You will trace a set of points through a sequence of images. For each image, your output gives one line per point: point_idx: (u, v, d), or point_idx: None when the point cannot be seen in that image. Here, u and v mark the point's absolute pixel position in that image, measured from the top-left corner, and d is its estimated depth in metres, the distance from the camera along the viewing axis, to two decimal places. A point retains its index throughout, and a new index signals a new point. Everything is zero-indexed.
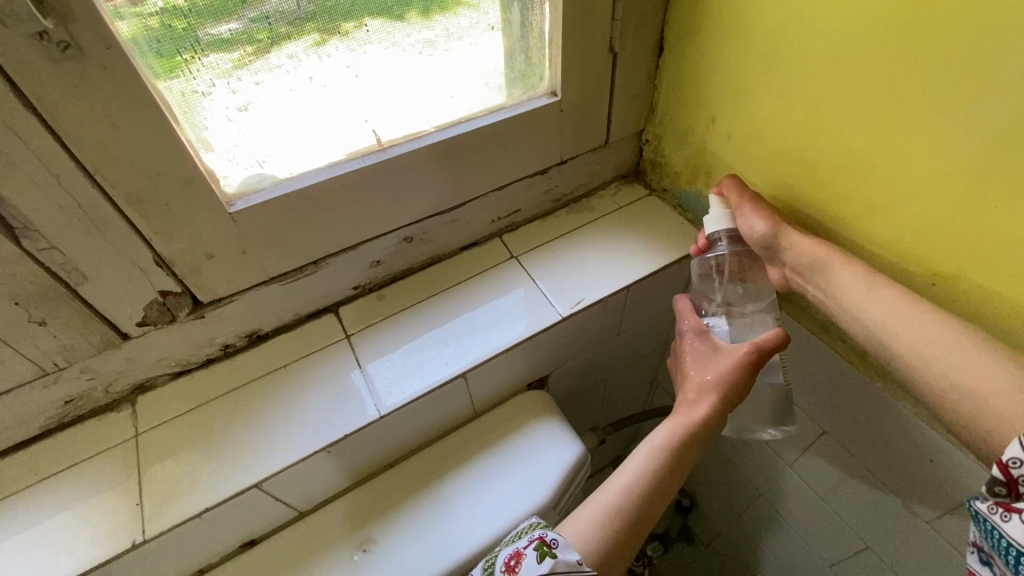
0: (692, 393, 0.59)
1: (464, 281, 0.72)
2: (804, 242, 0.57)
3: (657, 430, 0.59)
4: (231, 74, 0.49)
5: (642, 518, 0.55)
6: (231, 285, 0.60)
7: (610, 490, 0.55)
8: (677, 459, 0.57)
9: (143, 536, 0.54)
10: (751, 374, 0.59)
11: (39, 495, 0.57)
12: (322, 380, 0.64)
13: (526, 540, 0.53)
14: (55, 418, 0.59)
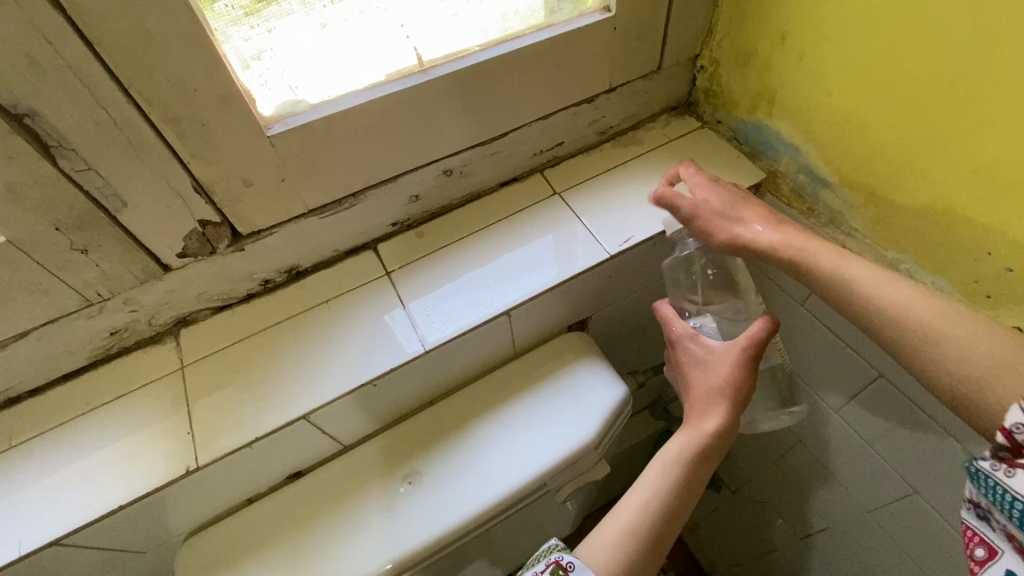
0: (701, 403, 0.58)
1: (505, 218, 0.69)
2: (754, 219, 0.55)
3: (667, 445, 0.57)
4: (256, 19, 0.47)
5: (662, 532, 0.53)
6: (270, 216, 0.58)
7: (621, 514, 0.54)
8: (693, 467, 0.55)
9: (197, 463, 0.55)
10: (754, 367, 0.59)
11: (92, 423, 0.57)
12: (363, 316, 0.63)
13: (542, 564, 0.50)
14: (101, 349, 0.59)
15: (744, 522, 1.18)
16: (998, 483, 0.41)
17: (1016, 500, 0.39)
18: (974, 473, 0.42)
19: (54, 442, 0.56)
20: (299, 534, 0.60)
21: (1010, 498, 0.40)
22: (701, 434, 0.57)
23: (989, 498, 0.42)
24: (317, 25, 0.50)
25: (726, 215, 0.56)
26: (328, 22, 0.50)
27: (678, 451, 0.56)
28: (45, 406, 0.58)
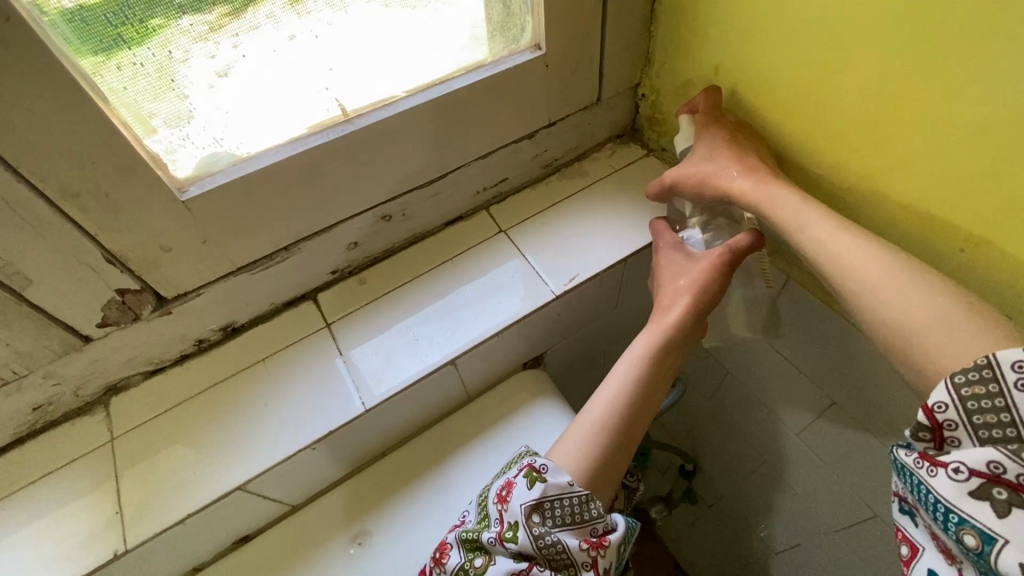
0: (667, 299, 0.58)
1: (449, 259, 0.67)
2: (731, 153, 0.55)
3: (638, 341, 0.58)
4: (169, 89, 0.45)
5: (629, 429, 0.54)
6: (196, 278, 0.55)
7: (591, 410, 0.55)
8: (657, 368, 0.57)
9: (126, 546, 0.52)
10: (727, 275, 0.57)
11: (15, 506, 0.54)
12: (304, 372, 0.61)
13: (516, 469, 0.52)
14: (25, 425, 0.56)
15: (724, 536, 1.17)
16: (920, 480, 0.39)
17: (939, 502, 0.38)
18: (900, 469, 0.41)
19: None
20: None
21: (933, 498, 0.38)
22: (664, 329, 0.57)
23: (914, 494, 0.40)
24: (267, 66, 0.48)
25: (715, 155, 0.55)
26: (271, 75, 0.49)
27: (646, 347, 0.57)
28: None
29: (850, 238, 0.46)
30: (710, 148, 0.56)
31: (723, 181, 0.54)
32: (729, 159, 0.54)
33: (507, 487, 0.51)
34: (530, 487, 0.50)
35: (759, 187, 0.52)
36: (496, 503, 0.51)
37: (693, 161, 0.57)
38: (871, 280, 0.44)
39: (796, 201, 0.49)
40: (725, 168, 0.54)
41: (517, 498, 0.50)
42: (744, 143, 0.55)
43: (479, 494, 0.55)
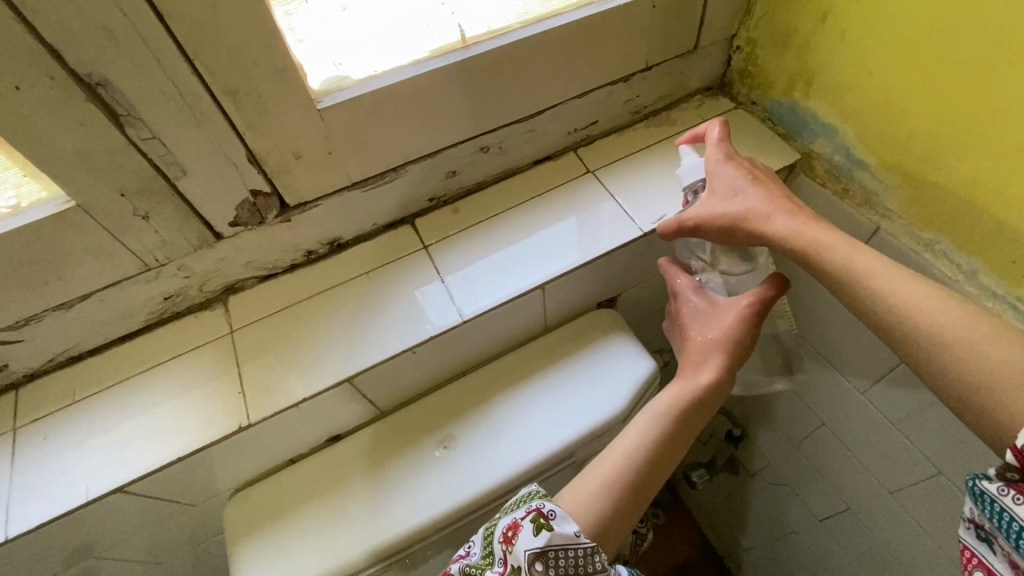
0: (697, 355, 0.60)
1: (539, 195, 0.70)
2: (753, 200, 0.53)
3: (661, 394, 0.59)
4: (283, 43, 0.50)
5: (644, 477, 0.55)
6: (316, 189, 0.60)
7: (604, 463, 0.56)
8: (683, 418, 0.57)
9: (249, 421, 0.58)
10: (757, 325, 0.59)
11: (147, 382, 0.60)
12: (403, 286, 0.65)
13: (523, 511, 0.52)
14: (156, 313, 0.62)
15: (766, 506, 1.18)
16: (999, 505, 0.41)
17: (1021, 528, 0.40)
18: (978, 495, 0.43)
19: (111, 399, 0.59)
20: (344, 490, 0.64)
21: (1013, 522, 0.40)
22: (694, 385, 0.59)
23: (992, 522, 0.42)
24: None
25: (737, 202, 0.54)
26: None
27: (666, 401, 0.58)
28: (103, 365, 0.62)
29: (896, 290, 0.46)
30: (727, 196, 0.55)
31: (748, 232, 0.53)
32: (754, 210, 0.53)
33: (513, 529, 0.51)
34: (535, 533, 0.50)
35: (794, 237, 0.51)
36: (502, 542, 0.51)
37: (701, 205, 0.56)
38: (942, 333, 0.44)
39: (833, 250, 0.49)
40: (749, 218, 0.53)
41: (521, 543, 0.49)
42: (763, 185, 0.54)
43: (483, 525, 0.54)
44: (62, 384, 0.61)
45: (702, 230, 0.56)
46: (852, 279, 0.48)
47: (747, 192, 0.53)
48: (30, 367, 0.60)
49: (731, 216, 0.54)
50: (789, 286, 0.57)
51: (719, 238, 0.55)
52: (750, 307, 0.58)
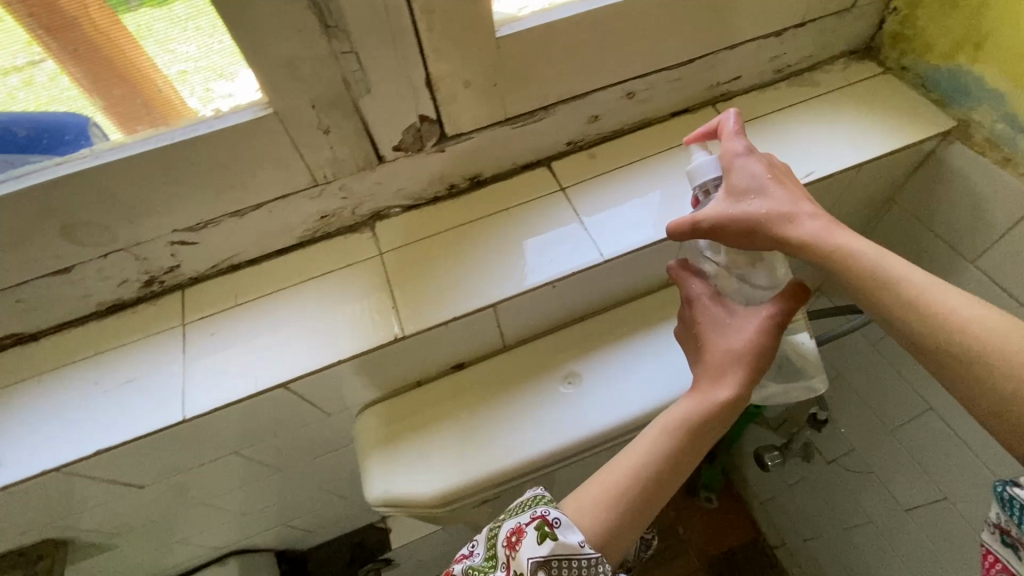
0: (715, 369, 0.56)
1: (675, 147, 0.71)
2: (771, 204, 0.50)
3: (675, 406, 0.56)
4: None
5: (651, 490, 0.54)
6: (475, 120, 0.62)
7: (610, 475, 0.54)
8: (700, 433, 0.54)
9: (403, 332, 0.61)
10: (778, 333, 0.55)
11: (302, 293, 0.64)
12: (542, 224, 0.67)
13: (528, 516, 0.52)
14: (310, 230, 0.66)
15: (840, 492, 1.18)
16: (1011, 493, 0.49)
17: None
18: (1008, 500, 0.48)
19: (268, 305, 0.64)
20: (472, 411, 0.67)
21: None
22: (708, 400, 0.55)
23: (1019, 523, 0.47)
24: None
25: (759, 203, 0.51)
26: None
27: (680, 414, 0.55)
28: (261, 275, 0.66)
29: (925, 301, 0.46)
30: (747, 196, 0.51)
31: (768, 236, 0.51)
32: (776, 212, 0.50)
33: (516, 534, 0.51)
34: (539, 541, 0.49)
35: (817, 241, 0.48)
36: (506, 547, 0.51)
37: (717, 206, 0.52)
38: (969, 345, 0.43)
39: (858, 257, 0.48)
40: (771, 221, 0.50)
41: (525, 550, 0.49)
42: (782, 185, 0.51)
43: (488, 525, 0.55)
44: (222, 289, 0.65)
45: (718, 232, 0.52)
46: (883, 290, 0.47)
47: (769, 193, 0.51)
48: (197, 271, 0.65)
49: (750, 219, 0.50)
50: (810, 293, 0.55)
51: (737, 241, 0.52)
52: (771, 316, 0.55)
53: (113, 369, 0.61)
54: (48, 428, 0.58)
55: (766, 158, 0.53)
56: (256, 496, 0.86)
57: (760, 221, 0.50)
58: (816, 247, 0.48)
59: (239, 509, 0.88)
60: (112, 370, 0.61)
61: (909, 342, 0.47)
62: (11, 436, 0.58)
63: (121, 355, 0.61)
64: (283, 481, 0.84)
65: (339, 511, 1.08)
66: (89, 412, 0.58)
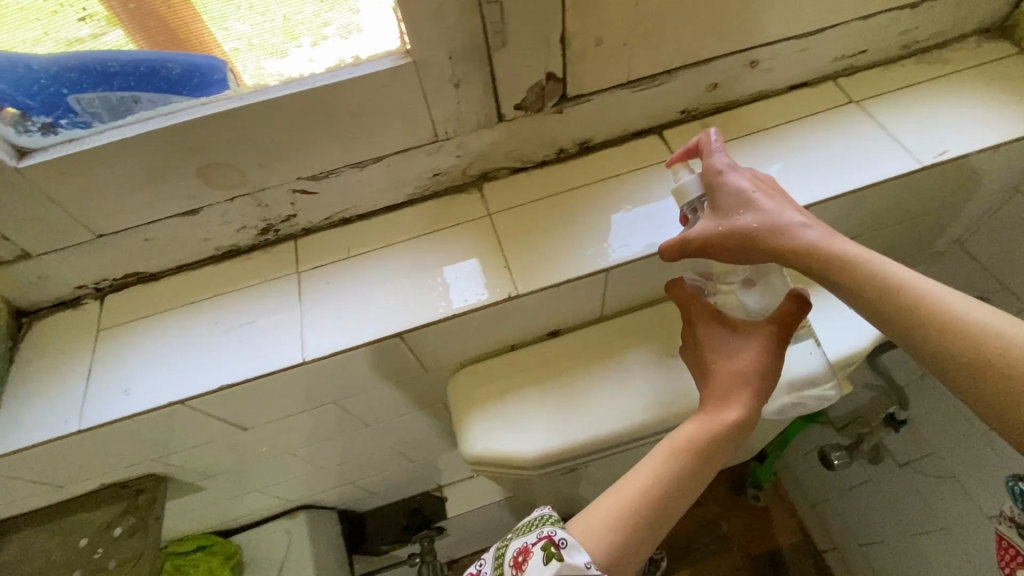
0: (722, 389, 0.54)
1: (793, 121, 0.68)
2: (759, 217, 0.49)
3: (679, 427, 0.54)
4: None
5: (656, 512, 0.51)
6: (598, 81, 0.61)
7: (611, 498, 0.52)
8: (706, 451, 0.52)
9: (517, 291, 0.61)
10: (782, 348, 0.55)
11: (412, 248, 0.65)
12: (655, 191, 0.65)
13: (534, 536, 0.50)
14: (420, 188, 0.66)
15: (911, 492, 1.16)
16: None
17: None
18: None
19: (378, 259, 0.65)
20: (570, 378, 0.67)
21: None
22: (718, 419, 0.53)
23: None
24: None
25: (749, 217, 0.49)
26: None
27: (684, 433, 0.53)
28: (371, 230, 0.67)
29: (938, 306, 0.43)
30: (736, 211, 0.50)
31: (763, 250, 0.49)
32: (768, 225, 0.49)
33: (523, 555, 0.49)
34: (545, 562, 0.47)
35: (816, 251, 0.47)
36: (512, 568, 0.49)
37: (705, 224, 0.51)
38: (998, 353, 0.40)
39: (858, 264, 0.46)
40: (764, 234, 0.48)
41: (531, 570, 0.47)
42: (767, 197, 0.50)
43: (495, 544, 0.53)
44: (333, 241, 0.67)
45: (709, 249, 0.51)
46: (882, 295, 0.45)
47: (758, 206, 0.50)
48: (310, 222, 0.66)
49: (744, 234, 0.49)
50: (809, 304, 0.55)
51: (732, 257, 0.51)
52: (771, 332, 0.55)
53: (230, 312, 0.63)
54: (169, 364, 0.60)
55: (748, 171, 0.52)
56: (337, 450, 0.88)
57: (752, 234, 0.49)
58: (819, 257, 0.47)
59: (319, 462, 0.90)
60: (229, 312, 0.63)
61: (915, 349, 0.44)
62: (134, 369, 0.60)
63: (238, 299, 0.63)
64: (365, 437, 0.86)
65: (404, 474, 1.10)
66: (209, 351, 0.60)
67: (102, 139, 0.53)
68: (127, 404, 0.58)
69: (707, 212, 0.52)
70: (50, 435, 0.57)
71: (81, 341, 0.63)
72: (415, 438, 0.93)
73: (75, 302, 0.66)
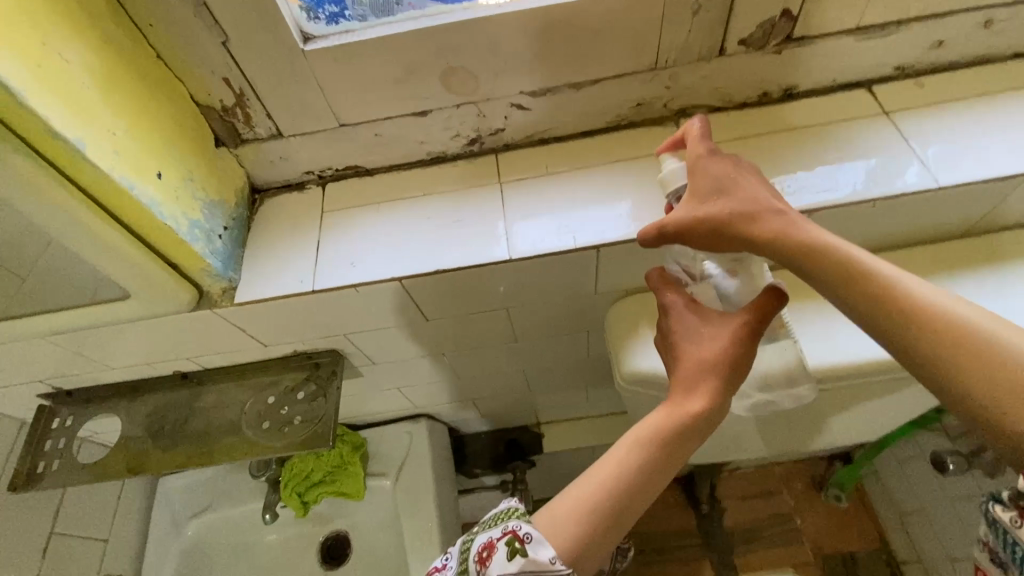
0: (686, 379, 0.53)
1: (1018, 88, 0.66)
2: (730, 203, 0.49)
3: (643, 420, 0.53)
4: None
5: (618, 509, 0.50)
6: (827, 24, 0.62)
7: (572, 490, 0.52)
8: (668, 442, 0.51)
9: None
10: (755, 341, 0.53)
11: (607, 172, 0.69)
12: (863, 141, 0.65)
13: (499, 531, 0.50)
14: (620, 117, 0.70)
15: None
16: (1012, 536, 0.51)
17: None
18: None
19: (578, 178, 0.69)
20: None
21: None
22: (681, 412, 0.52)
23: None
24: None
25: (721, 205, 0.49)
26: None
27: (646, 425, 0.52)
28: (567, 151, 0.72)
29: (908, 292, 0.40)
30: (709, 199, 0.50)
31: (735, 236, 0.49)
32: (739, 210, 0.48)
33: (487, 550, 0.50)
34: (509, 558, 0.48)
35: (785, 236, 0.46)
36: (476, 562, 0.50)
37: (682, 211, 0.51)
38: (972, 341, 0.36)
39: (827, 247, 0.43)
40: (736, 221, 0.48)
41: (495, 567, 0.48)
42: (748, 186, 0.50)
43: (460, 539, 0.53)
44: (532, 158, 0.72)
45: (681, 234, 0.51)
46: (840, 278, 0.42)
47: (729, 194, 0.50)
48: (513, 138, 0.72)
49: (712, 219, 0.49)
50: (785, 297, 0.53)
51: (706, 244, 0.50)
52: (743, 324, 0.53)
53: (440, 209, 0.70)
54: (389, 247, 0.68)
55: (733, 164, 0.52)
56: (475, 363, 0.96)
57: (722, 218, 0.49)
58: (789, 241, 0.45)
59: (456, 372, 0.98)
60: (440, 209, 0.70)
61: (865, 324, 0.41)
62: (360, 245, 0.68)
63: (448, 199, 0.71)
64: (504, 354, 0.93)
65: (514, 403, 1.17)
66: (424, 241, 0.68)
67: (376, 33, 0.60)
68: (356, 274, 0.66)
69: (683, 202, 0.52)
70: (288, 290, 0.66)
71: (308, 219, 0.72)
72: (543, 364, 0.99)
73: (299, 186, 0.75)
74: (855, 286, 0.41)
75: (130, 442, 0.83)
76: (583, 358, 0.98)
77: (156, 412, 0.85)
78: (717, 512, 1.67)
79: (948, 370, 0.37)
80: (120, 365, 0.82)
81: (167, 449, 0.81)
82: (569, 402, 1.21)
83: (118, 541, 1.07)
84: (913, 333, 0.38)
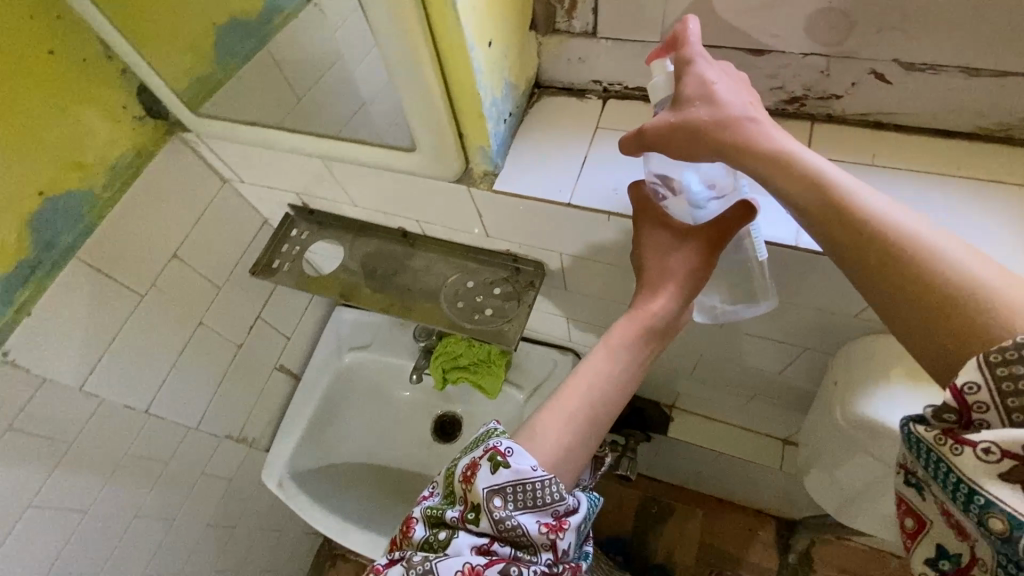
0: (650, 287, 0.60)
1: None
2: (710, 114, 0.46)
3: (613, 328, 0.60)
4: None
5: (597, 410, 0.56)
6: None
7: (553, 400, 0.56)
8: (636, 343, 0.59)
9: None
10: (716, 253, 0.58)
11: (952, 184, 0.58)
12: None
13: (482, 449, 0.52)
14: (999, 127, 0.59)
15: None
16: (939, 459, 0.36)
17: (954, 478, 0.34)
18: (914, 444, 0.38)
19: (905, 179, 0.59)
20: None
21: (939, 464, 0.36)
22: (645, 315, 0.59)
23: (925, 468, 0.37)
24: None
25: (702, 111, 0.47)
26: None
27: (617, 330, 0.59)
28: (902, 145, 0.62)
29: (887, 219, 0.39)
30: (688, 105, 0.48)
31: (712, 147, 0.46)
32: (721, 118, 0.46)
33: (472, 468, 0.51)
34: (494, 471, 0.50)
35: (765, 149, 0.44)
36: (463, 481, 0.52)
37: (662, 117, 0.48)
38: (937, 275, 0.36)
39: (808, 167, 0.43)
40: (714, 130, 0.46)
41: (480, 481, 0.50)
42: (733, 94, 0.47)
43: (448, 469, 0.55)
44: (854, 140, 0.63)
45: (657, 144, 0.48)
46: (820, 204, 0.42)
47: (712, 100, 0.47)
48: (842, 111, 0.63)
49: (691, 131, 0.47)
50: (755, 212, 0.55)
51: (683, 157, 0.48)
52: (710, 241, 0.57)
53: None
54: None
55: (713, 64, 0.49)
56: None
57: (703, 129, 0.46)
58: (767, 152, 0.44)
59: None
60: None
61: (832, 247, 0.41)
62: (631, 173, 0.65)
63: None
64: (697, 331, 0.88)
65: (666, 378, 1.14)
66: None
67: None
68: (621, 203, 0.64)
69: (665, 109, 0.50)
70: (546, 196, 0.66)
71: (581, 130, 0.70)
72: (727, 356, 0.93)
73: (580, 93, 0.72)
74: (832, 208, 0.41)
75: (346, 274, 0.94)
76: (774, 368, 0.90)
77: (371, 257, 0.95)
78: (804, 567, 1.56)
79: (909, 302, 0.37)
80: (360, 204, 0.90)
81: (377, 290, 0.92)
82: (720, 402, 1.15)
83: (296, 339, 1.27)
84: (893, 287, 0.37)
